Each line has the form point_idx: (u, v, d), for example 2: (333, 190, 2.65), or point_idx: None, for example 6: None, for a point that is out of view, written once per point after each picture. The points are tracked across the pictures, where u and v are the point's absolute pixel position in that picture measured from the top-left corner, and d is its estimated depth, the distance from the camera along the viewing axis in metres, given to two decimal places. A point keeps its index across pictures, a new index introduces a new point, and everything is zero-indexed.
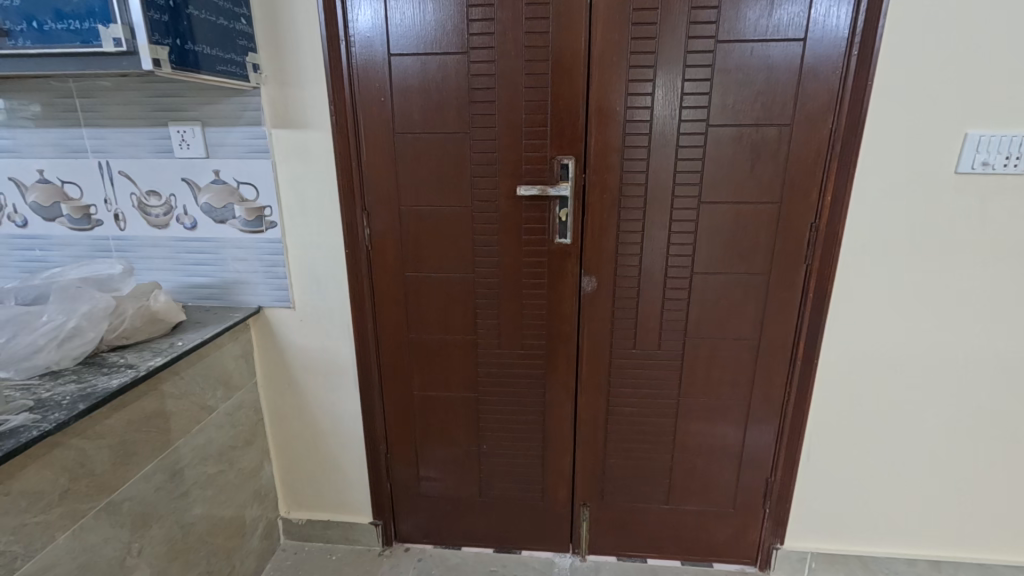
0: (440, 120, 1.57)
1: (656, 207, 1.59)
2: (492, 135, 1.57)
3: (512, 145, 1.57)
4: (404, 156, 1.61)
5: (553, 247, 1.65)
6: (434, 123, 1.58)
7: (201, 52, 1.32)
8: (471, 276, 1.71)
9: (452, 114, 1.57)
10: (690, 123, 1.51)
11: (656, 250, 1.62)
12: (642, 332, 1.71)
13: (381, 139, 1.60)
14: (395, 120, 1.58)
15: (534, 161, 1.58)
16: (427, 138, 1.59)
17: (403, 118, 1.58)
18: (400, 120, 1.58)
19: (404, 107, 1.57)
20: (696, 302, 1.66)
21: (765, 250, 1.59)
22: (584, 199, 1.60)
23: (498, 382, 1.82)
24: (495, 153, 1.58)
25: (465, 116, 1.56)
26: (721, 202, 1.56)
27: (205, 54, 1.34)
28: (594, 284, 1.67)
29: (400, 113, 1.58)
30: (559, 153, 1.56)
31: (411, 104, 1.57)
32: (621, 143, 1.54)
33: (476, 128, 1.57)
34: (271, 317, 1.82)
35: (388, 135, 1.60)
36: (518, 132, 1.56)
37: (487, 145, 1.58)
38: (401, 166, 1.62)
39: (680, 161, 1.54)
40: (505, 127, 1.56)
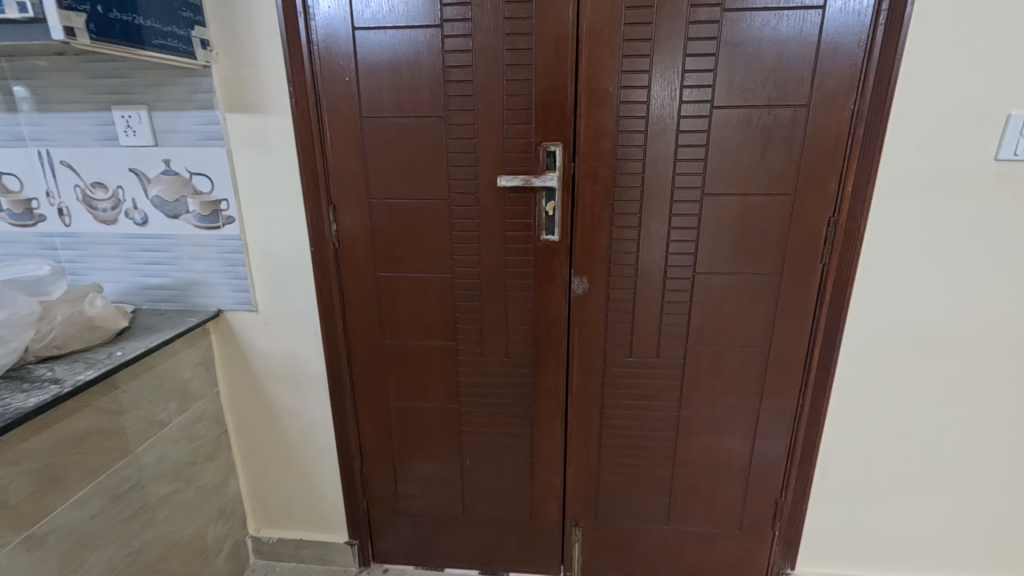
0: (412, 103, 1.40)
1: (654, 200, 1.41)
2: (470, 120, 1.40)
3: (493, 130, 1.40)
4: (373, 144, 1.44)
5: (539, 245, 1.48)
6: (405, 106, 1.41)
7: (141, 23, 1.18)
8: (449, 278, 1.55)
9: (425, 97, 1.40)
10: (692, 104, 1.33)
11: (655, 248, 1.46)
12: (639, 339, 1.54)
13: (347, 124, 1.43)
14: (362, 103, 1.42)
15: (517, 149, 1.41)
16: (398, 123, 1.42)
17: (370, 101, 1.41)
18: (367, 102, 1.41)
19: (371, 88, 1.40)
20: (698, 305, 1.49)
21: (776, 247, 1.42)
22: (574, 191, 1.43)
23: (481, 393, 1.66)
24: (475, 140, 1.41)
25: (440, 99, 1.39)
26: (727, 194, 1.39)
27: (145, 25, 1.20)
28: (586, 286, 1.51)
29: (367, 95, 1.41)
30: (545, 139, 1.39)
31: (378, 84, 1.40)
32: (615, 127, 1.37)
33: (452, 112, 1.40)
34: (233, 321, 1.67)
35: (355, 120, 1.43)
36: (499, 116, 1.39)
37: (466, 131, 1.41)
38: (370, 155, 1.45)
39: (680, 148, 1.37)
40: (485, 111, 1.39)
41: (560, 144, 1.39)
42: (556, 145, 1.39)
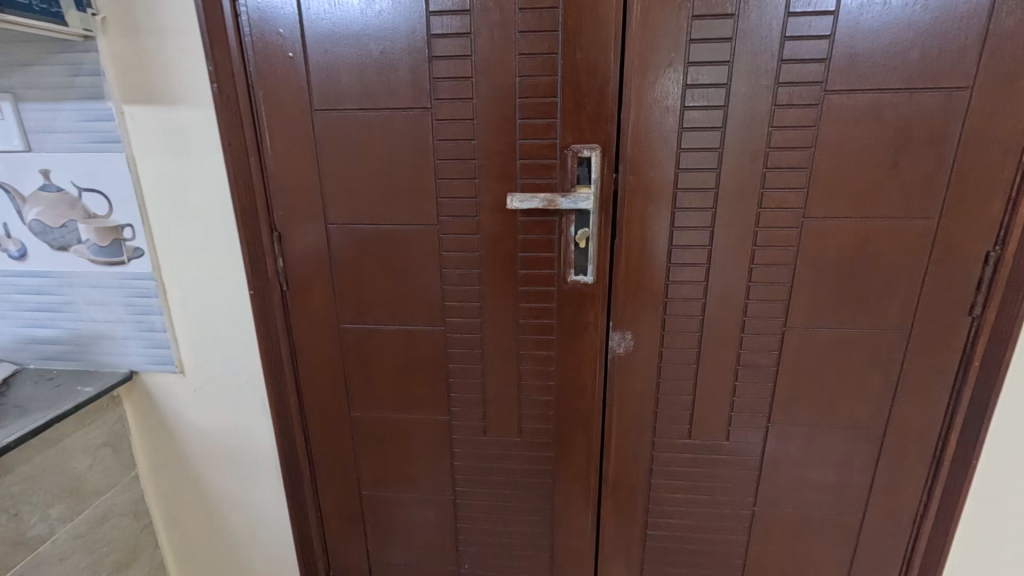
0: (382, 89, 0.97)
1: (730, 226, 0.99)
2: (468, 114, 0.97)
3: (500, 129, 0.97)
4: (329, 148, 1.02)
5: (566, 287, 1.06)
6: (373, 94, 0.98)
7: None
8: (439, 332, 1.12)
9: (402, 81, 0.96)
10: (794, 88, 0.90)
11: (729, 293, 1.03)
12: (700, 413, 1.12)
13: (293, 120, 1.01)
14: (311, 89, 0.99)
15: (535, 154, 0.98)
16: (364, 118, 1.00)
17: (323, 86, 0.98)
18: (317, 87, 0.98)
19: (324, 68, 0.97)
20: (786, 371, 1.07)
21: (904, 292, 0.99)
22: (615, 214, 1.01)
23: (484, 480, 1.23)
24: (474, 142, 0.99)
25: (424, 83, 0.96)
26: (838, 218, 0.96)
27: None
28: (630, 343, 1.09)
29: (319, 78, 0.98)
30: (574, 139, 0.96)
31: (332, 61, 0.97)
32: (678, 122, 0.94)
33: (442, 101, 0.97)
34: (152, 385, 1.24)
35: (302, 114, 1.00)
36: (509, 107, 0.96)
37: (463, 130, 0.98)
38: (326, 163, 1.03)
39: (773, 151, 0.94)
40: (489, 100, 0.96)
41: (598, 146, 0.96)
42: (591, 148, 0.96)
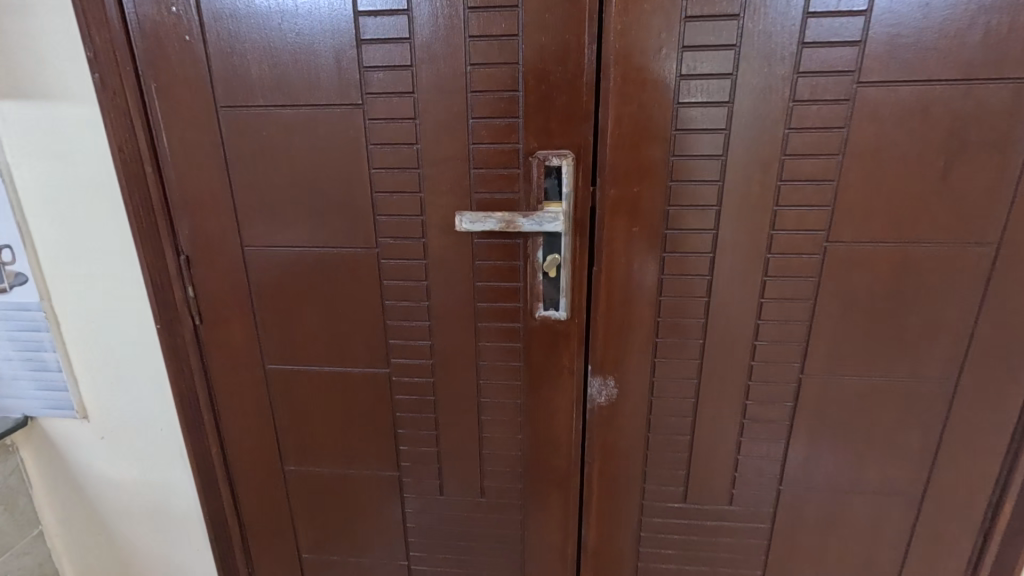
0: (301, 81, 0.78)
1: (734, 252, 0.80)
2: (409, 112, 0.78)
3: (449, 131, 0.78)
4: (240, 155, 0.83)
5: (533, 324, 0.87)
6: (290, 88, 0.78)
7: None
8: (384, 375, 0.93)
9: (325, 70, 0.77)
10: (819, 79, 0.71)
11: (733, 332, 0.84)
12: (697, 473, 0.93)
13: (194, 120, 0.82)
14: (214, 81, 0.79)
15: (492, 162, 0.79)
16: (280, 117, 0.80)
17: (228, 77, 0.79)
18: (221, 80, 0.79)
19: (229, 54, 0.78)
20: (802, 426, 0.88)
21: (951, 334, 0.80)
22: (593, 236, 0.82)
23: (442, 545, 1.04)
24: (417, 147, 0.79)
25: (352, 73, 0.77)
26: (870, 242, 0.77)
27: None
28: (612, 391, 0.90)
29: (222, 66, 0.78)
30: (541, 144, 0.77)
31: (237, 46, 0.77)
32: (671, 123, 0.75)
33: (376, 96, 0.77)
34: (51, 431, 1.06)
35: (206, 112, 0.81)
36: (459, 104, 0.77)
37: (403, 131, 0.79)
38: (238, 172, 0.84)
39: (790, 159, 0.74)
40: (433, 94, 0.77)
41: (570, 151, 0.77)
42: (562, 154, 0.77)
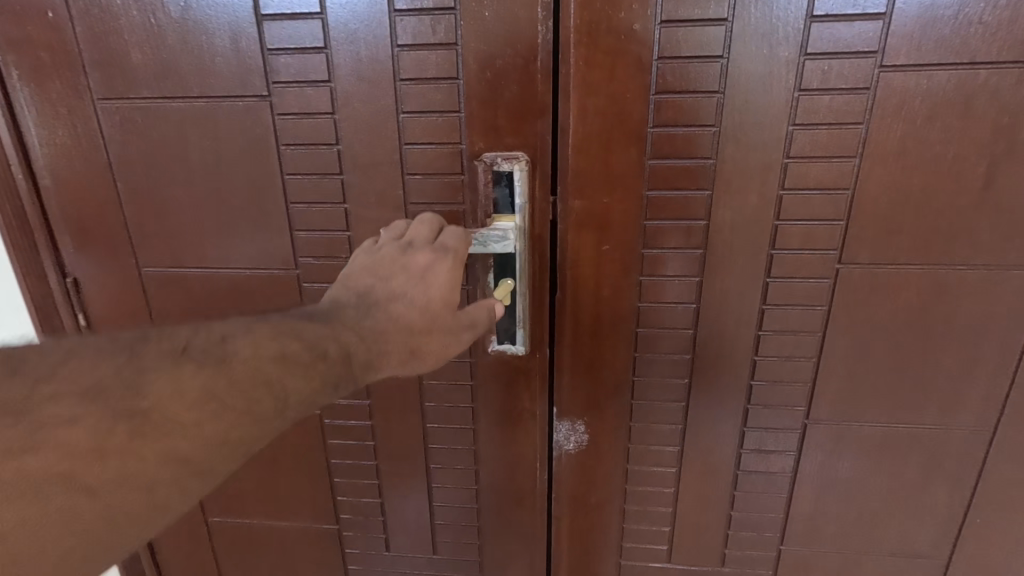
0: (193, 67, 0.63)
1: (726, 275, 0.66)
2: (326, 105, 0.63)
3: (376, 129, 0.63)
4: (125, 158, 0.67)
5: (487, 360, 0.73)
6: (181, 76, 0.63)
7: None
8: (315, 418, 0.79)
9: (222, 54, 0.62)
10: (833, 63, 0.56)
11: (725, 370, 0.70)
12: (684, 530, 0.80)
13: (65, 115, 0.66)
14: (88, 69, 0.64)
15: (429, 167, 0.64)
16: (170, 112, 0.65)
17: (104, 62, 0.63)
18: (96, 67, 0.64)
19: (102, 35, 0.62)
20: (807, 479, 0.74)
21: (988, 376, 0.66)
22: (555, 256, 0.68)
23: None
24: (339, 149, 0.65)
25: (255, 57, 0.62)
26: (893, 264, 0.63)
27: None
28: (582, 436, 0.76)
29: (95, 48, 0.63)
30: (488, 145, 0.63)
31: (112, 24, 0.62)
32: (647, 119, 0.60)
33: (285, 84, 0.63)
34: None
35: (80, 106, 0.65)
36: (386, 94, 0.62)
37: (320, 129, 0.64)
38: (124, 179, 0.68)
39: (796, 162, 0.60)
40: (355, 82, 0.62)
41: (524, 153, 0.62)
42: (513, 157, 0.63)
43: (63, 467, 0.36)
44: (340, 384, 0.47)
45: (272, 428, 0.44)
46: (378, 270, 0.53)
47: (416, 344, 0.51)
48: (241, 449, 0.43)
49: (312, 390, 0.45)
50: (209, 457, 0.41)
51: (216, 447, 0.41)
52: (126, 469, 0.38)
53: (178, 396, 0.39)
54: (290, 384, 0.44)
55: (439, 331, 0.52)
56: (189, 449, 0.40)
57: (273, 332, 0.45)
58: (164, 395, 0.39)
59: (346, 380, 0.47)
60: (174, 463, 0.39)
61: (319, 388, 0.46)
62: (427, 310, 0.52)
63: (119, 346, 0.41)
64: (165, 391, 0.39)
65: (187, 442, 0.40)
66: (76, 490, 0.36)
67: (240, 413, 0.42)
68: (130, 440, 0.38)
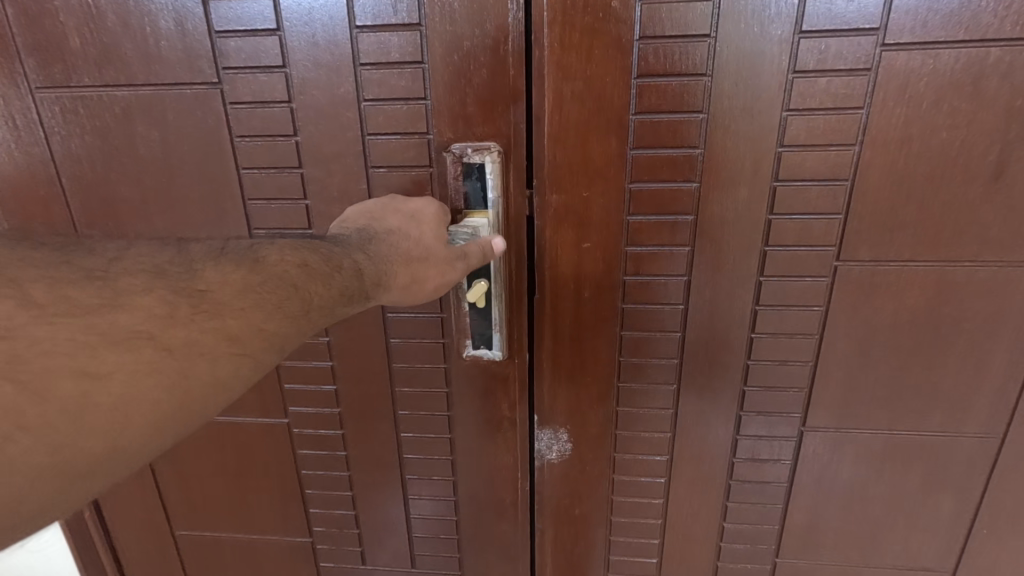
0: (138, 52, 0.58)
1: (716, 274, 0.61)
2: (282, 93, 0.58)
3: (336, 118, 0.59)
4: (68, 149, 0.62)
5: (462, 365, 0.68)
6: (125, 62, 0.58)
7: None
8: (282, 427, 0.75)
9: (167, 37, 0.57)
10: (830, 42, 0.51)
11: (715, 375, 0.66)
12: (674, 542, 0.75)
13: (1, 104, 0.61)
14: (24, 54, 0.59)
15: (394, 159, 0.59)
16: (114, 99, 0.60)
17: (39, 46, 0.58)
18: (33, 52, 0.59)
19: (38, 15, 0.57)
20: (803, 490, 0.70)
21: (997, 380, 0.61)
22: (534, 254, 0.63)
23: None
24: (297, 140, 0.60)
25: (203, 41, 0.57)
26: (895, 262, 0.58)
27: None
28: (566, 446, 0.72)
29: (28, 31, 0.58)
30: (457, 134, 0.58)
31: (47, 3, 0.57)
32: (628, 105, 0.56)
33: (237, 70, 0.58)
34: None
35: (16, 94, 0.60)
36: (346, 80, 0.57)
37: (275, 118, 0.59)
38: (69, 173, 0.63)
39: (790, 151, 0.55)
40: (311, 67, 0.57)
41: (496, 143, 0.58)
42: (484, 147, 0.58)
43: (144, 329, 0.39)
44: (352, 297, 0.49)
45: (306, 326, 0.46)
46: (373, 215, 0.55)
47: (416, 267, 0.52)
48: (285, 340, 0.46)
49: (328, 298, 0.47)
50: (256, 341, 0.44)
51: (260, 332, 0.44)
52: (193, 341, 0.41)
53: (226, 282, 0.43)
54: (313, 286, 0.46)
55: (438, 258, 0.53)
56: (239, 330, 0.43)
57: (296, 246, 0.48)
58: (216, 281, 0.43)
59: (359, 296, 0.49)
60: (226, 343, 0.42)
61: (335, 296, 0.47)
62: (425, 241, 0.54)
63: (186, 243, 0.46)
64: (215, 275, 0.43)
65: (237, 323, 0.43)
66: (153, 352, 0.40)
67: (272, 307, 0.44)
68: (193, 314, 0.41)
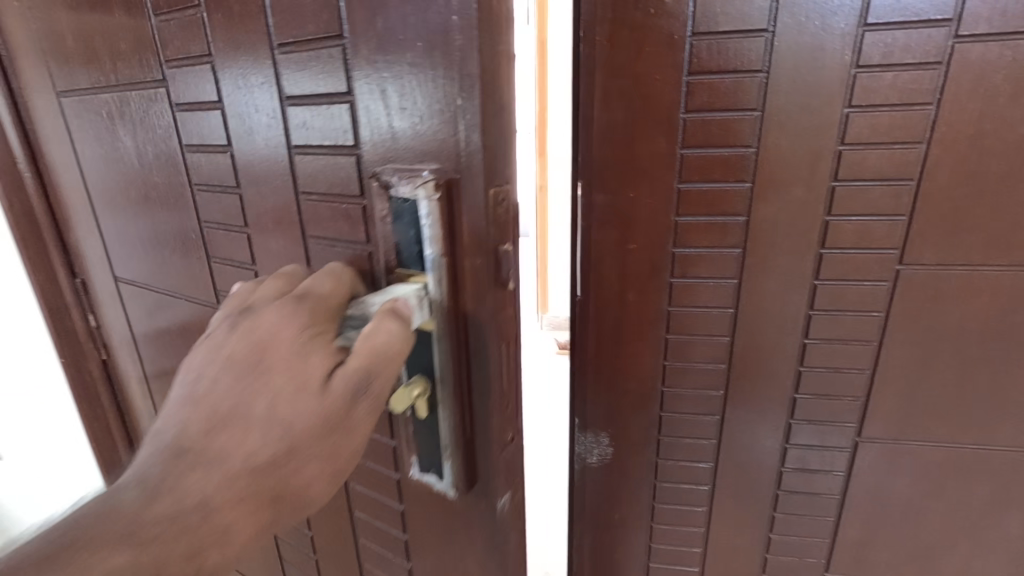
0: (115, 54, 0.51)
1: (768, 278, 0.59)
2: (210, 92, 0.45)
3: (257, 129, 0.43)
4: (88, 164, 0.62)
5: (414, 485, 0.48)
6: (107, 63, 0.53)
7: None
8: None
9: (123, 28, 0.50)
10: (898, 34, 0.48)
11: (765, 383, 0.63)
12: (718, 552, 0.73)
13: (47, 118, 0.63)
14: (44, 63, 0.59)
15: (321, 185, 0.41)
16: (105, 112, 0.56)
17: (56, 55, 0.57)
18: (53, 57, 0.58)
19: (50, 22, 0.56)
20: (856, 503, 0.67)
21: None
22: (495, 353, 0.39)
23: None
24: (231, 153, 0.47)
25: (145, 24, 0.48)
26: (962, 266, 0.55)
27: None
28: (607, 450, 0.71)
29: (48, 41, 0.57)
30: (396, 149, 0.36)
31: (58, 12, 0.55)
32: (679, 103, 0.54)
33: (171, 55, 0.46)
34: None
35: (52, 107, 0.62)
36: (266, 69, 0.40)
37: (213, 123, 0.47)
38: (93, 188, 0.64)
39: (850, 150, 0.53)
40: (232, 52, 0.42)
41: (440, 157, 0.35)
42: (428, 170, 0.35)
43: None
44: None
45: None
46: (199, 397, 0.32)
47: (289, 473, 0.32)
48: None
49: None
50: None
51: None
52: None
53: None
54: None
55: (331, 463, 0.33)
56: None
57: None
58: None
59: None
60: None
61: None
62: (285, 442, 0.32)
63: None
64: None
65: None
66: None
67: None
68: None
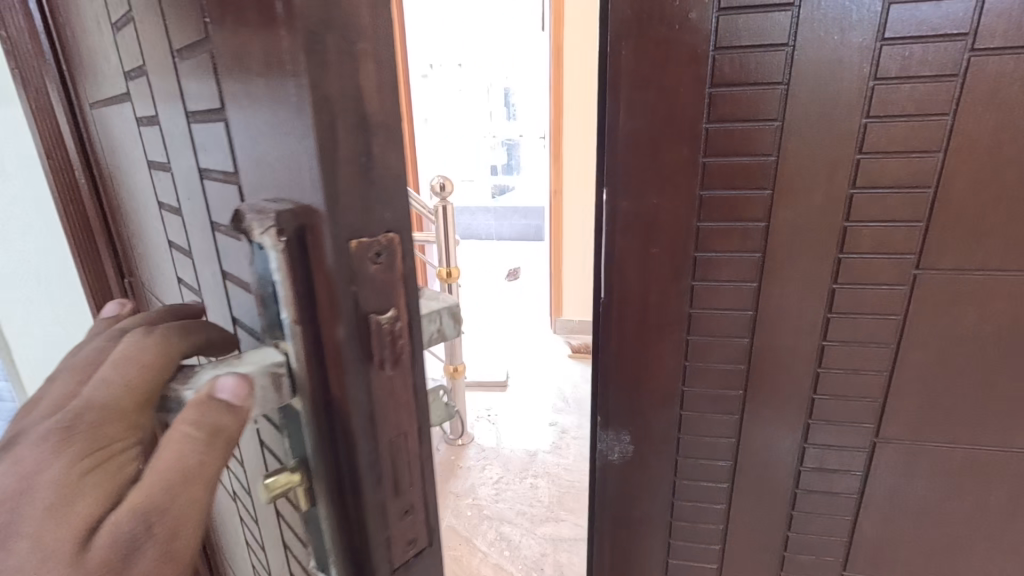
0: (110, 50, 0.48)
1: (787, 281, 0.61)
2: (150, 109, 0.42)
3: (177, 148, 0.39)
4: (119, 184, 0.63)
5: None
6: (106, 59, 0.50)
7: None
8: None
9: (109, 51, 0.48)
10: (915, 47, 0.50)
11: (784, 383, 0.65)
12: (737, 549, 0.75)
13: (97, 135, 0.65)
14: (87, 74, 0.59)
15: (222, 216, 0.35)
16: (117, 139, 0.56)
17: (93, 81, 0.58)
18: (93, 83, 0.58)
19: (78, 21, 0.55)
20: (874, 503, 0.68)
21: None
22: (372, 453, 0.30)
23: None
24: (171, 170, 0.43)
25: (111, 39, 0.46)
26: (979, 270, 0.56)
27: None
28: (629, 448, 0.73)
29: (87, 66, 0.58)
30: (261, 174, 0.27)
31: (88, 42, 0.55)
32: (701, 114, 0.57)
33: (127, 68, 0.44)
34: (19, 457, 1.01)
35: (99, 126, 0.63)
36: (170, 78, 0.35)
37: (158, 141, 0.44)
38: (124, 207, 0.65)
39: (868, 158, 0.55)
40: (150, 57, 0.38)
41: (293, 193, 0.25)
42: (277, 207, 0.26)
43: None
44: None
45: None
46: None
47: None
48: None
49: None
50: None
51: None
52: None
53: None
54: None
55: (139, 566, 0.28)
56: None
57: None
58: None
59: None
60: None
61: None
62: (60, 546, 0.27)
63: None
64: None
65: None
66: None
67: None
68: None
